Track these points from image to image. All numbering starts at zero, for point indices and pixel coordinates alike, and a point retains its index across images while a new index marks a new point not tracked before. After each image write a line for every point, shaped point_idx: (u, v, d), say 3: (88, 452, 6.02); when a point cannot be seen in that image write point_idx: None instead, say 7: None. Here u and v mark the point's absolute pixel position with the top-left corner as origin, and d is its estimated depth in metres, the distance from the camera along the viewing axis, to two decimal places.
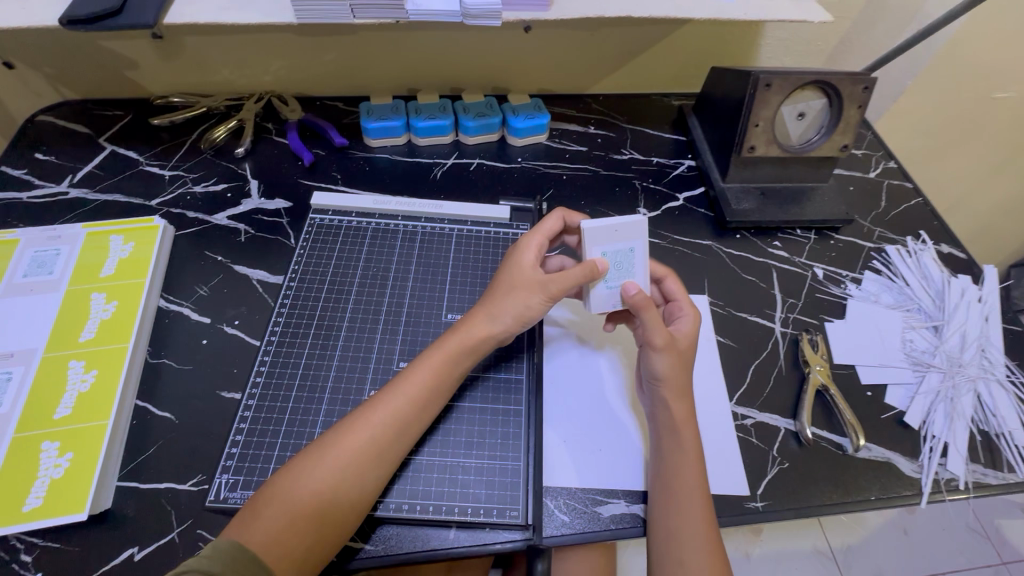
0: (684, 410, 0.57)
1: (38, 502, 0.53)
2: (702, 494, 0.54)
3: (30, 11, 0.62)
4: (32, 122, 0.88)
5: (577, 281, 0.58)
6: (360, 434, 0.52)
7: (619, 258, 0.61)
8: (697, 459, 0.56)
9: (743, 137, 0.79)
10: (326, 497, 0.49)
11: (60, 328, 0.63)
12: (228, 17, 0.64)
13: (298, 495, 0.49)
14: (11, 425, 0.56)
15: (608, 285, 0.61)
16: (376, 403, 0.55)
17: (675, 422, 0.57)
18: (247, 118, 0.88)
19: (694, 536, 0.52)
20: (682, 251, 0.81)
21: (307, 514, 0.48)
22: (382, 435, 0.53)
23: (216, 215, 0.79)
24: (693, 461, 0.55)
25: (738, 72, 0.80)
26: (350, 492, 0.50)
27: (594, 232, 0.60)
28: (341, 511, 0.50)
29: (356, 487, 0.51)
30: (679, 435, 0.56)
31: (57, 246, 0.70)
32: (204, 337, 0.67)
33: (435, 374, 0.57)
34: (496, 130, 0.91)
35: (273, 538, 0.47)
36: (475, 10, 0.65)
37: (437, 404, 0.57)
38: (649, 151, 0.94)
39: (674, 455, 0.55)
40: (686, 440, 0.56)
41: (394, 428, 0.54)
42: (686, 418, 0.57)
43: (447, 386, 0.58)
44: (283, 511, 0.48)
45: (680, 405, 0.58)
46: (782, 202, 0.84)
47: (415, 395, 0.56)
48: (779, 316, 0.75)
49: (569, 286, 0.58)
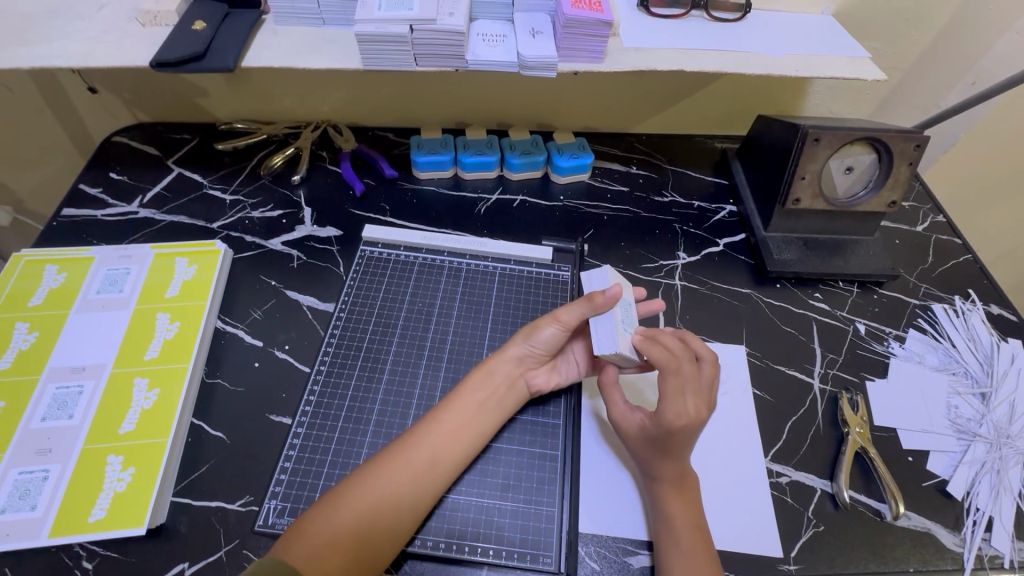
0: (675, 471, 0.57)
1: (101, 513, 0.56)
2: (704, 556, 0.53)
3: (125, 51, 0.68)
4: (107, 142, 0.94)
5: (580, 310, 0.63)
6: (398, 463, 0.55)
7: (626, 313, 0.65)
8: (693, 522, 0.55)
9: (789, 189, 0.80)
10: (364, 521, 0.51)
11: (128, 345, 0.68)
12: (301, 61, 0.68)
13: (339, 517, 0.51)
14: (81, 437, 0.60)
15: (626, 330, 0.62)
16: (414, 431, 0.58)
17: (667, 477, 0.57)
18: (304, 147, 0.93)
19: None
20: (720, 299, 0.81)
21: (345, 535, 0.50)
22: (419, 462, 0.56)
23: (271, 240, 0.83)
24: (689, 525, 0.54)
25: (785, 123, 0.80)
26: (386, 517, 0.52)
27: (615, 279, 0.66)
28: (377, 536, 0.51)
29: (394, 514, 0.53)
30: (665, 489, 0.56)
31: (128, 265, 0.75)
32: (256, 360, 0.70)
33: (470, 408, 0.60)
34: (540, 168, 0.93)
35: (312, 556, 0.48)
36: (532, 62, 0.67)
37: (474, 442, 0.59)
38: (689, 194, 0.95)
39: (670, 521, 0.55)
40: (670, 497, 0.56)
41: (429, 459, 0.56)
42: (674, 477, 0.57)
43: (483, 422, 0.60)
44: (324, 532, 0.50)
45: (663, 465, 0.57)
46: (826, 254, 0.84)
47: (451, 426, 0.58)
48: (818, 372, 0.74)
49: (575, 313, 0.63)
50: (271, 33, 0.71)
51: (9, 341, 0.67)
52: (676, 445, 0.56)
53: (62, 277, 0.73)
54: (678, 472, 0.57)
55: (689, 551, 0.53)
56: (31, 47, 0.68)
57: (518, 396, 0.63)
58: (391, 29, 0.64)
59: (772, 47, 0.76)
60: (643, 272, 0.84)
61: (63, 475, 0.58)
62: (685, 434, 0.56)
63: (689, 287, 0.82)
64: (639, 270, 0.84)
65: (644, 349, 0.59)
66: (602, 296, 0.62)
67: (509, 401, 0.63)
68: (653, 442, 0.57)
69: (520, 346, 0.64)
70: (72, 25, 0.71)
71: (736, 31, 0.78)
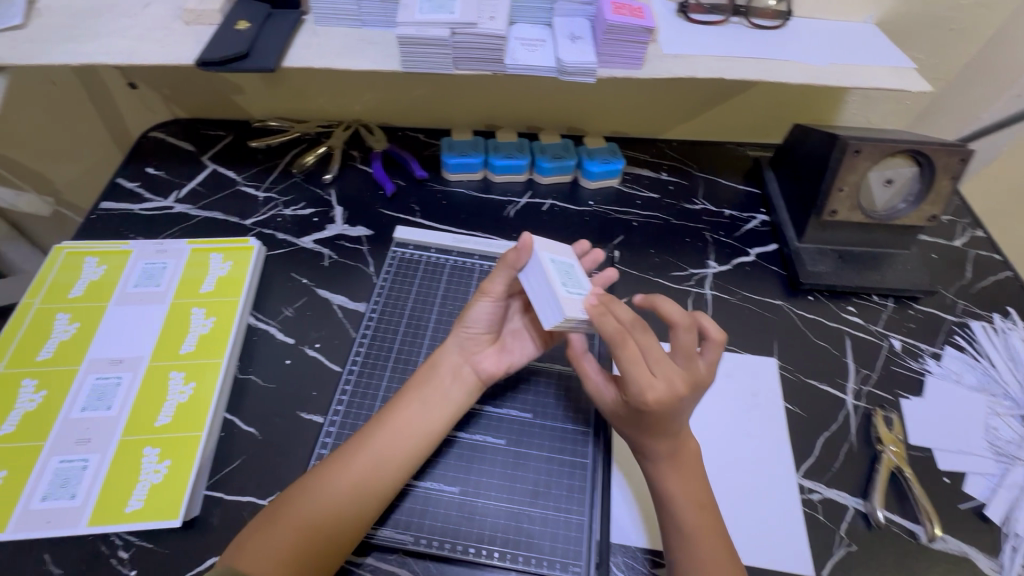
0: (667, 444, 0.55)
1: (138, 504, 0.57)
2: (712, 525, 0.54)
3: (170, 50, 0.69)
4: (145, 137, 0.96)
5: (505, 278, 0.61)
6: (340, 470, 0.54)
7: (565, 271, 0.59)
8: (695, 496, 0.55)
9: (826, 200, 0.78)
10: (316, 520, 0.51)
11: (164, 339, 0.69)
12: (341, 63, 0.68)
13: (281, 531, 0.50)
14: (119, 428, 0.61)
15: (567, 290, 0.56)
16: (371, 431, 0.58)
17: (662, 453, 0.55)
18: (336, 146, 0.94)
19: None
20: (751, 309, 0.80)
21: (298, 534, 0.50)
22: (374, 460, 0.55)
23: (303, 238, 0.84)
24: (690, 500, 0.54)
25: (823, 133, 0.79)
26: (337, 517, 0.52)
27: (539, 238, 0.61)
28: (331, 535, 0.51)
29: (342, 523, 0.52)
30: (663, 468, 0.56)
31: (165, 260, 0.76)
32: (288, 357, 0.71)
33: (420, 403, 0.59)
34: (570, 172, 0.93)
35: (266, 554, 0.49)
36: (572, 67, 0.67)
37: (426, 438, 0.58)
38: (721, 202, 0.94)
39: (672, 496, 0.55)
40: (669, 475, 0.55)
41: (372, 464, 0.55)
42: (667, 452, 0.55)
43: (429, 417, 0.59)
44: (276, 531, 0.50)
45: (654, 441, 0.55)
46: (861, 267, 0.83)
47: (405, 424, 0.58)
48: (852, 388, 0.73)
49: (497, 280, 0.61)
50: (312, 33, 0.72)
51: (51, 331, 0.69)
52: (656, 419, 0.54)
53: (102, 270, 0.75)
54: (668, 447, 0.55)
55: (694, 529, 0.53)
56: (78, 43, 0.69)
57: (463, 385, 0.62)
58: (432, 32, 0.64)
59: (812, 56, 0.75)
60: (673, 280, 0.83)
61: (101, 465, 0.59)
62: (662, 409, 0.52)
63: (720, 297, 0.82)
64: (669, 278, 0.83)
65: (594, 319, 0.54)
66: (516, 253, 0.59)
67: (456, 391, 0.61)
68: (631, 416, 0.56)
69: (456, 335, 0.64)
70: (118, 23, 0.72)
71: (776, 39, 0.77)
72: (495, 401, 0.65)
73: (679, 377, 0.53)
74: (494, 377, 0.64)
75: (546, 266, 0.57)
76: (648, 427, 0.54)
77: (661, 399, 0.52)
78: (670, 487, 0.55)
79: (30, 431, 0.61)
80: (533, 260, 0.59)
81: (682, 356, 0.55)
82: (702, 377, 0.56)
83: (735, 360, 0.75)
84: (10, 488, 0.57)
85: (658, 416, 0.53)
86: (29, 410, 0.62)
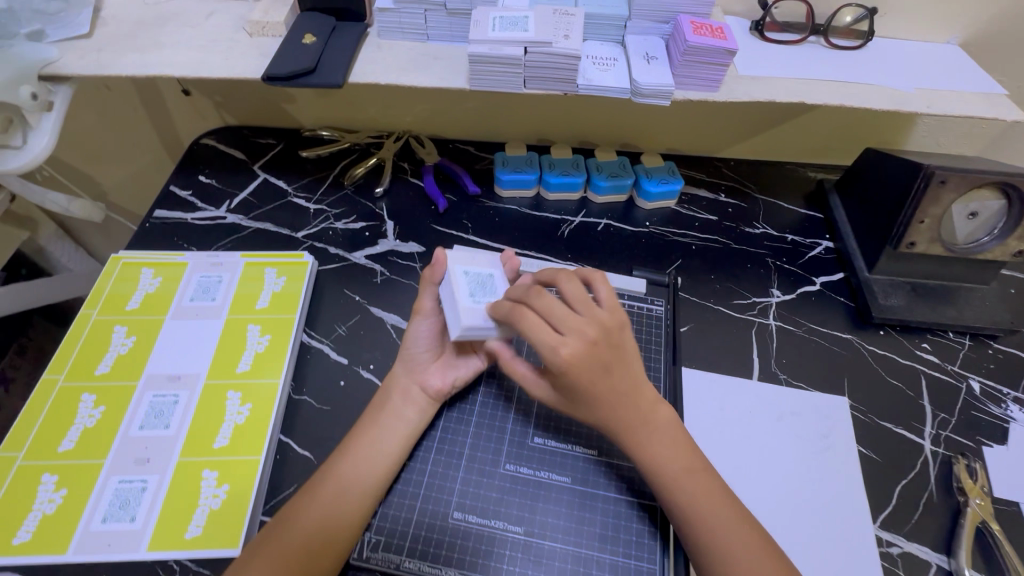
0: (628, 411, 0.55)
1: (198, 531, 0.56)
2: (713, 483, 0.55)
3: (235, 62, 0.67)
4: (197, 144, 0.96)
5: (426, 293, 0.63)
6: (305, 501, 0.55)
7: (481, 280, 0.60)
8: (684, 466, 0.55)
9: (904, 232, 0.74)
10: (293, 556, 0.51)
11: (220, 356, 0.68)
12: (407, 79, 0.66)
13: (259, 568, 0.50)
14: (177, 449, 0.60)
15: (474, 300, 0.57)
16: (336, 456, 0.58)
17: (627, 426, 0.55)
18: (387, 157, 0.92)
19: (726, 563, 0.51)
20: (819, 343, 0.77)
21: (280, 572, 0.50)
22: (343, 487, 0.55)
23: (355, 253, 0.83)
24: (676, 467, 0.55)
25: (901, 159, 0.75)
26: (315, 551, 0.52)
27: (457, 251, 0.63)
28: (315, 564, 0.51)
29: (320, 555, 0.52)
30: (640, 444, 0.55)
31: (220, 273, 0.76)
32: (342, 378, 0.69)
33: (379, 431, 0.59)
34: (625, 192, 0.90)
35: None
36: (647, 90, 0.64)
37: (383, 462, 0.58)
38: (782, 227, 0.90)
39: (654, 465, 0.55)
40: (652, 447, 0.55)
41: (337, 489, 0.55)
42: (631, 423, 0.55)
43: (385, 441, 0.59)
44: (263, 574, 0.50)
45: (616, 414, 0.54)
46: (935, 301, 0.78)
47: (369, 452, 0.58)
48: (929, 432, 0.69)
49: (424, 296, 0.63)
50: (376, 47, 0.70)
51: (109, 344, 0.68)
52: (589, 390, 0.53)
53: (157, 282, 0.74)
54: (629, 417, 0.55)
55: (691, 496, 0.54)
56: (142, 54, 0.68)
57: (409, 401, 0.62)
58: (504, 51, 0.62)
59: (896, 79, 0.71)
60: (736, 309, 0.80)
61: (161, 487, 0.58)
62: (588, 374, 0.52)
63: (785, 328, 0.78)
64: (731, 306, 0.80)
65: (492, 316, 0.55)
66: (432, 266, 0.61)
67: (410, 411, 0.61)
68: (572, 395, 0.54)
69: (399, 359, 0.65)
70: (182, 33, 0.71)
71: (857, 61, 0.73)
72: (471, 429, 0.63)
73: (585, 325, 0.52)
74: (443, 391, 0.63)
75: (455, 278, 0.59)
76: (594, 403, 0.53)
77: (576, 361, 0.51)
78: (654, 458, 0.55)
79: (90, 449, 0.60)
80: (446, 273, 0.61)
81: (587, 307, 0.53)
82: (615, 319, 0.54)
83: (803, 397, 0.71)
84: (71, 507, 0.56)
85: (589, 382, 0.52)
86: (88, 426, 0.62)
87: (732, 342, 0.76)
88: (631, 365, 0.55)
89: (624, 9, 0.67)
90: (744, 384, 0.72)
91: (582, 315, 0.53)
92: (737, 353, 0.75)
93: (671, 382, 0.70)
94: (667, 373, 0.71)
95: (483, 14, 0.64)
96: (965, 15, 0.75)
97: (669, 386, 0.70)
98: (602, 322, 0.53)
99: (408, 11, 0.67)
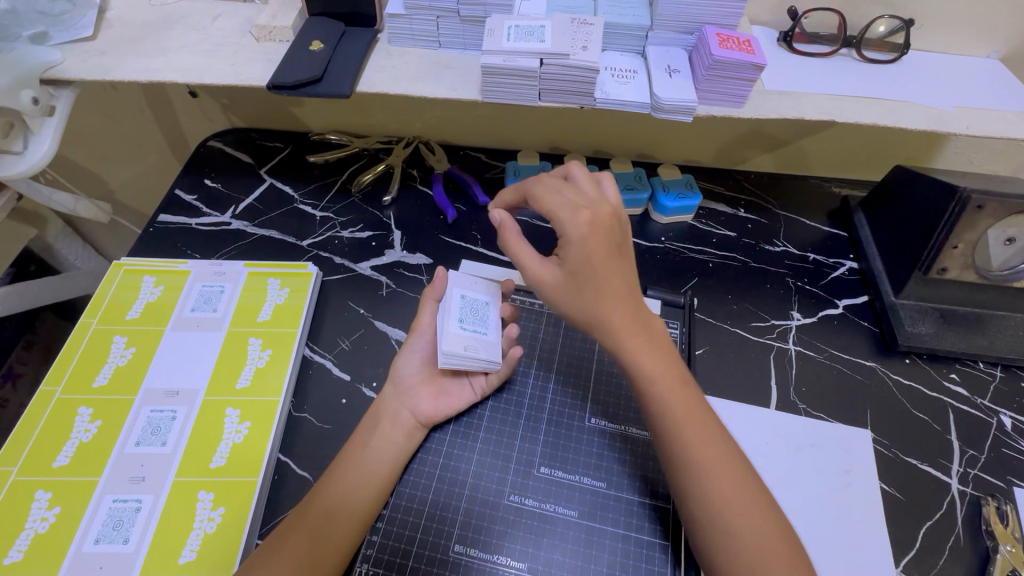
0: (627, 308, 0.54)
1: (191, 556, 0.54)
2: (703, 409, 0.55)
3: (240, 68, 0.65)
4: (203, 146, 0.94)
5: (427, 313, 0.67)
6: (294, 525, 0.53)
7: (474, 307, 0.63)
8: (679, 381, 0.55)
9: (936, 258, 0.72)
10: None
11: (220, 371, 0.66)
12: (417, 89, 0.64)
13: None
14: (173, 468, 0.59)
15: (462, 327, 0.60)
16: (330, 479, 0.56)
17: (627, 327, 0.54)
18: (395, 164, 0.90)
19: (715, 509, 0.50)
20: (840, 370, 0.73)
21: None
22: (335, 512, 0.54)
23: (360, 264, 0.80)
24: (668, 378, 0.54)
25: (934, 180, 0.72)
26: None
27: (459, 273, 0.65)
28: None
29: None
30: (636, 348, 0.54)
31: (222, 283, 0.74)
32: (343, 396, 0.67)
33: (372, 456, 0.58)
34: (641, 205, 0.87)
35: None
36: (668, 105, 0.61)
37: (374, 487, 0.56)
38: (804, 245, 0.87)
39: (648, 371, 0.54)
40: (646, 357, 0.54)
41: (326, 514, 0.54)
42: (629, 322, 0.54)
43: (374, 465, 0.57)
44: None
45: (617, 309, 0.54)
46: (966, 329, 0.75)
47: (362, 479, 0.56)
48: (956, 470, 0.66)
49: (426, 311, 0.67)
50: (386, 54, 0.67)
51: (107, 355, 0.67)
52: (600, 269, 0.52)
53: (159, 291, 0.72)
54: (628, 315, 0.54)
55: (680, 412, 0.53)
56: (146, 59, 0.66)
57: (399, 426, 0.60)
58: (519, 63, 0.59)
59: (933, 97, 0.67)
60: (754, 332, 0.76)
61: (156, 507, 0.56)
62: (603, 247, 0.52)
63: (805, 354, 0.75)
64: (749, 329, 0.77)
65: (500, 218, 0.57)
66: (433, 285, 0.66)
67: (399, 435, 0.60)
68: (579, 275, 0.53)
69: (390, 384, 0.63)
70: (187, 36, 0.69)
71: (890, 76, 0.69)
72: (474, 453, 0.61)
73: (599, 202, 0.54)
74: (434, 416, 0.62)
75: (450, 303, 0.61)
76: (600, 285, 0.53)
77: (595, 227, 0.52)
78: (648, 367, 0.54)
79: (84, 466, 0.59)
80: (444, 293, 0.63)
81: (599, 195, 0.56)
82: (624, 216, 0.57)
83: (824, 428, 0.68)
84: (63, 527, 0.55)
85: (601, 258, 0.52)
86: (84, 441, 0.60)
87: (749, 367, 0.73)
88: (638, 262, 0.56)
89: (646, 19, 0.64)
90: (762, 413, 0.69)
91: (598, 194, 0.55)
92: (754, 378, 0.72)
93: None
94: None
95: (497, 23, 0.61)
96: (1009, 29, 0.71)
97: None
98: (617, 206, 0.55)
99: (420, 18, 0.64)
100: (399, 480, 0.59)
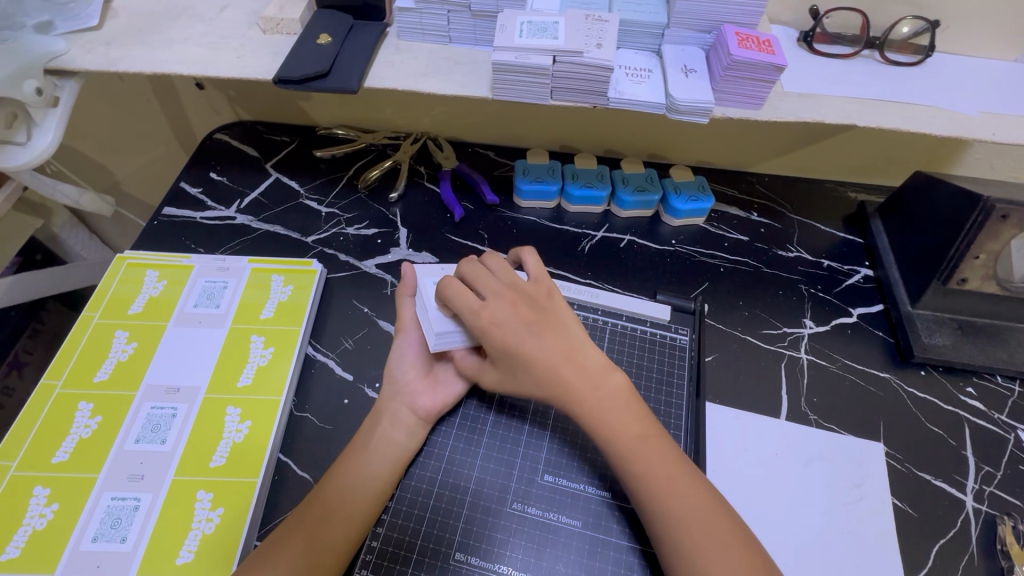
0: (572, 376, 0.55)
1: (189, 556, 0.53)
2: (676, 464, 0.54)
3: (247, 61, 0.64)
4: (210, 139, 0.93)
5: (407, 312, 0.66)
6: (293, 528, 0.52)
7: None
8: (645, 439, 0.54)
9: (957, 268, 0.70)
10: None
11: (222, 368, 0.65)
12: (425, 85, 0.62)
13: None
14: (172, 467, 0.58)
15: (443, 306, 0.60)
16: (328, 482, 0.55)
17: (579, 393, 0.55)
18: (403, 160, 0.89)
19: (694, 556, 0.49)
20: (854, 381, 0.71)
21: None
22: (333, 515, 0.53)
23: (365, 261, 0.79)
24: (632, 435, 0.54)
25: (956, 188, 0.70)
26: None
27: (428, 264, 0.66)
28: None
29: None
30: (594, 412, 0.54)
31: (225, 279, 0.73)
32: (345, 397, 0.66)
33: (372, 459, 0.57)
34: (652, 207, 0.86)
35: None
36: (684, 106, 0.59)
37: (374, 491, 0.55)
38: (818, 251, 0.85)
39: (606, 433, 0.54)
40: (609, 414, 0.55)
41: (324, 516, 0.53)
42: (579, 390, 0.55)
43: (375, 468, 0.56)
44: None
45: (565, 379, 0.55)
46: (984, 341, 0.73)
47: (360, 482, 0.55)
48: (972, 487, 0.64)
49: (406, 310, 0.66)
50: (394, 49, 0.66)
51: (109, 350, 0.66)
52: (520, 350, 0.54)
53: (162, 286, 0.72)
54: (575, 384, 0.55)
55: (644, 464, 0.53)
56: (151, 50, 0.65)
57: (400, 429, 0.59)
58: (530, 60, 0.57)
59: (959, 102, 0.65)
60: (765, 339, 0.75)
61: (154, 505, 0.56)
62: (515, 333, 0.55)
63: (818, 364, 0.73)
64: (760, 336, 0.75)
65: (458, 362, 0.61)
66: (404, 281, 0.66)
67: (400, 437, 0.59)
68: (506, 360, 0.55)
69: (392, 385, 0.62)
70: (194, 27, 0.68)
71: (913, 79, 0.67)
72: (477, 459, 0.60)
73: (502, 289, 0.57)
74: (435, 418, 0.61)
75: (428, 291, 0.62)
76: (530, 367, 0.54)
77: (498, 320, 0.55)
78: (609, 426, 0.54)
79: (83, 463, 0.58)
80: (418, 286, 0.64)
81: (511, 278, 0.59)
82: (540, 287, 0.59)
83: (834, 441, 0.66)
84: (61, 524, 0.54)
85: (515, 340, 0.54)
86: (83, 437, 0.60)
87: (760, 376, 0.71)
88: (567, 329, 0.57)
89: (662, 17, 0.62)
90: (771, 424, 0.67)
91: (504, 280, 0.59)
92: (764, 387, 0.70)
93: (694, 418, 0.66)
94: (691, 410, 0.66)
95: (509, 18, 0.60)
96: None
97: (692, 423, 0.66)
98: (520, 286, 0.58)
99: (430, 12, 0.63)
100: (400, 484, 0.58)
